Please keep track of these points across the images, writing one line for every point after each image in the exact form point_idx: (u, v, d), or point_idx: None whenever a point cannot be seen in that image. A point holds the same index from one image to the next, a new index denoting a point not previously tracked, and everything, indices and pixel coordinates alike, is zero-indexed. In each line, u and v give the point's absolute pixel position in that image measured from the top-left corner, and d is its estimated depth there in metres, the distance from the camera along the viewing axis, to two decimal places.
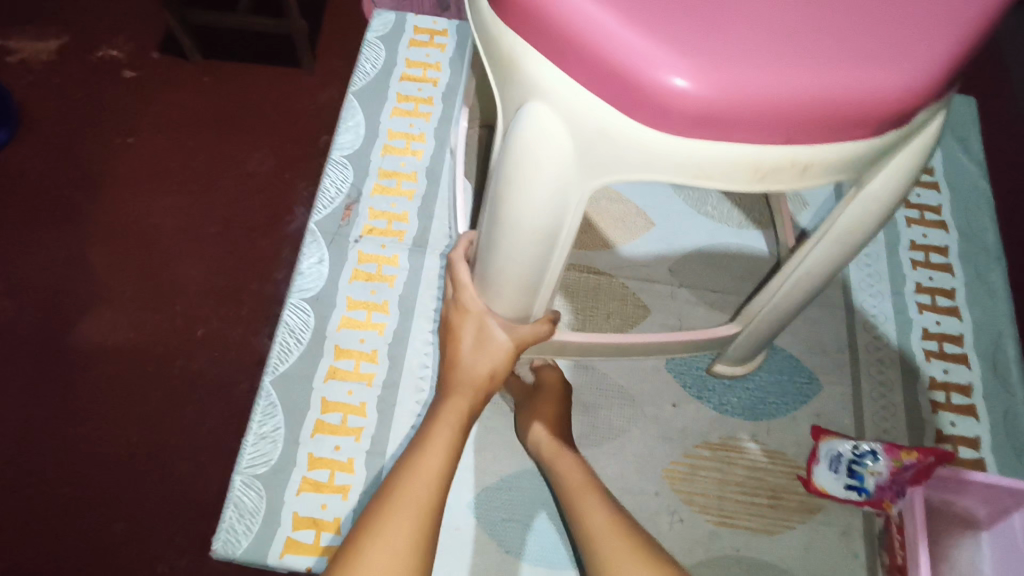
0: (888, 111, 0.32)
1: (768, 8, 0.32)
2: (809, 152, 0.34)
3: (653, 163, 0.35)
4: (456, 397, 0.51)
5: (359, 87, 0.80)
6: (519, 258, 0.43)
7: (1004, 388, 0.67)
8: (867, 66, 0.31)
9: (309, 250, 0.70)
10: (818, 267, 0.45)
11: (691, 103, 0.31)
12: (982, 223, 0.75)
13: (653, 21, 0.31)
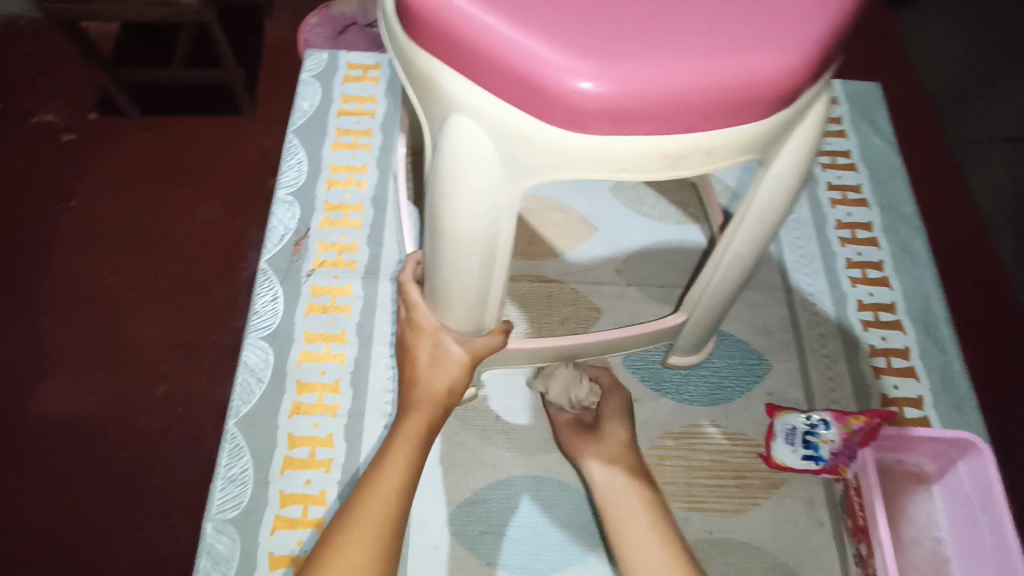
0: (776, 91, 0.35)
1: (657, 10, 0.35)
2: (712, 135, 0.36)
3: (573, 161, 0.37)
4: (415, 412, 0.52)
5: (298, 125, 0.81)
6: (464, 269, 0.45)
7: (938, 348, 0.71)
8: (751, 49, 0.34)
9: (261, 290, 0.70)
10: (744, 247, 0.48)
11: (597, 103, 0.34)
12: (899, 196, 0.80)
13: (555, 32, 0.34)
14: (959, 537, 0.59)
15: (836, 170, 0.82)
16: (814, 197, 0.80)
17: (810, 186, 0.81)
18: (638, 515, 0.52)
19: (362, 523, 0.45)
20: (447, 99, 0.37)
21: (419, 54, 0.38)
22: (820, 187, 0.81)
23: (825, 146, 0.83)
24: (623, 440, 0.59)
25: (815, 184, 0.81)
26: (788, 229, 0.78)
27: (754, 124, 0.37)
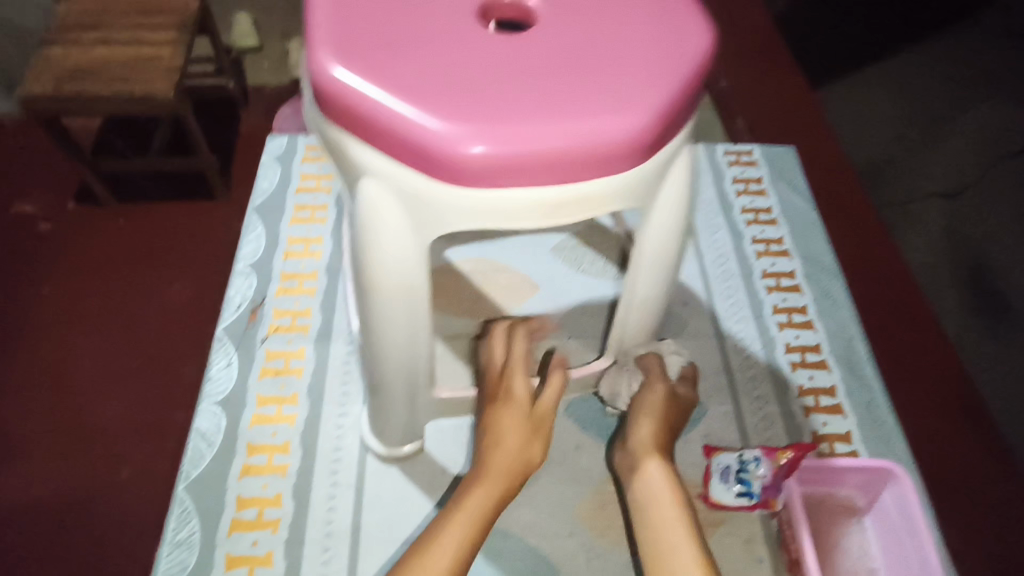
0: (634, 147, 0.41)
1: (528, 83, 0.40)
2: (588, 184, 0.42)
3: (470, 214, 0.42)
4: (491, 483, 0.56)
5: (258, 203, 0.87)
6: (390, 320, 0.49)
7: (863, 385, 0.75)
8: (609, 113, 0.40)
9: (216, 356, 0.73)
10: (646, 289, 0.53)
11: (480, 162, 0.39)
12: (818, 246, 0.87)
13: (440, 104, 0.39)
14: (891, 566, 0.62)
15: (759, 225, 0.88)
16: (740, 250, 0.86)
17: (736, 240, 0.87)
18: (666, 528, 0.54)
19: None
20: (357, 165, 0.42)
21: (332, 129, 0.43)
22: (745, 241, 0.87)
23: (748, 203, 0.90)
24: (656, 441, 0.59)
25: (740, 239, 0.87)
26: (718, 281, 0.83)
27: (625, 175, 0.43)
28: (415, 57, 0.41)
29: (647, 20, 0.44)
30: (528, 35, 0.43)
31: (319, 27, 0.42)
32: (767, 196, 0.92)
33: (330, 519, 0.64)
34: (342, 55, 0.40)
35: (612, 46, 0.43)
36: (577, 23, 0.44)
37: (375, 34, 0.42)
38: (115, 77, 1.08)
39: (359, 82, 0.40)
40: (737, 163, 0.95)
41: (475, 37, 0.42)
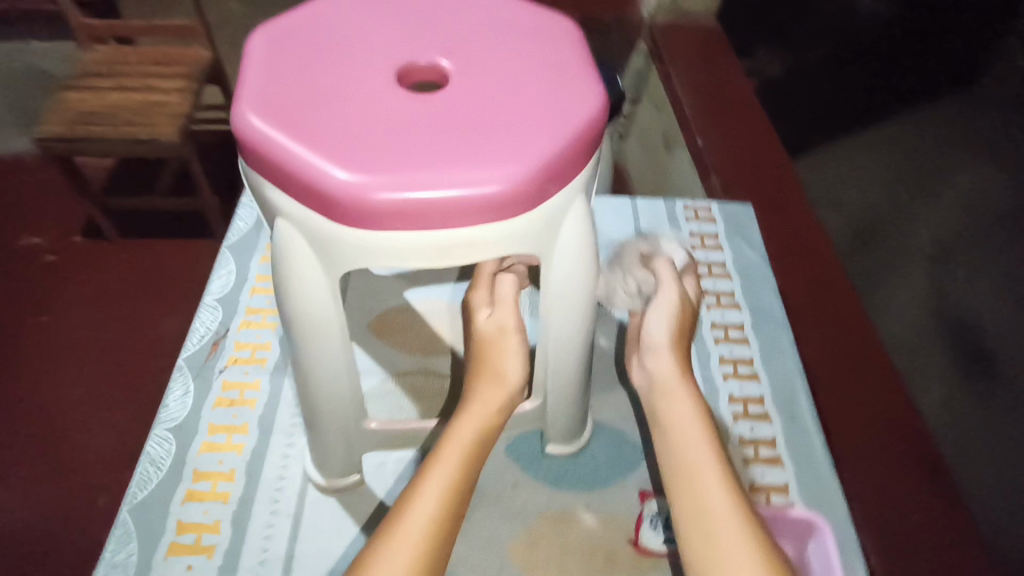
0: (507, 197, 0.46)
1: (419, 140, 0.47)
2: (473, 231, 0.47)
3: (372, 254, 0.47)
4: (467, 416, 0.59)
5: (232, 242, 0.91)
6: (313, 352, 0.53)
7: (803, 437, 0.76)
8: (485, 167, 0.46)
9: (174, 385, 0.76)
10: (560, 333, 0.58)
11: (367, 204, 0.45)
12: (768, 299, 0.90)
13: (339, 155, 0.46)
14: None
15: (711, 278, 0.92)
16: None
17: None
18: (684, 431, 0.60)
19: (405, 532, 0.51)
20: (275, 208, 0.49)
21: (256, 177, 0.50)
22: None
23: (702, 257, 0.94)
24: (676, 339, 0.68)
25: None
26: None
27: (508, 222, 0.48)
28: (326, 116, 0.48)
29: (535, 91, 0.51)
30: (427, 99, 0.50)
31: (250, 89, 0.50)
32: (721, 250, 0.95)
33: (264, 547, 0.65)
34: (263, 111, 0.48)
35: (499, 111, 0.49)
36: (472, 91, 0.51)
37: (295, 96, 0.49)
38: (123, 119, 1.44)
39: (273, 134, 0.47)
40: (695, 218, 0.99)
41: (381, 100, 0.49)
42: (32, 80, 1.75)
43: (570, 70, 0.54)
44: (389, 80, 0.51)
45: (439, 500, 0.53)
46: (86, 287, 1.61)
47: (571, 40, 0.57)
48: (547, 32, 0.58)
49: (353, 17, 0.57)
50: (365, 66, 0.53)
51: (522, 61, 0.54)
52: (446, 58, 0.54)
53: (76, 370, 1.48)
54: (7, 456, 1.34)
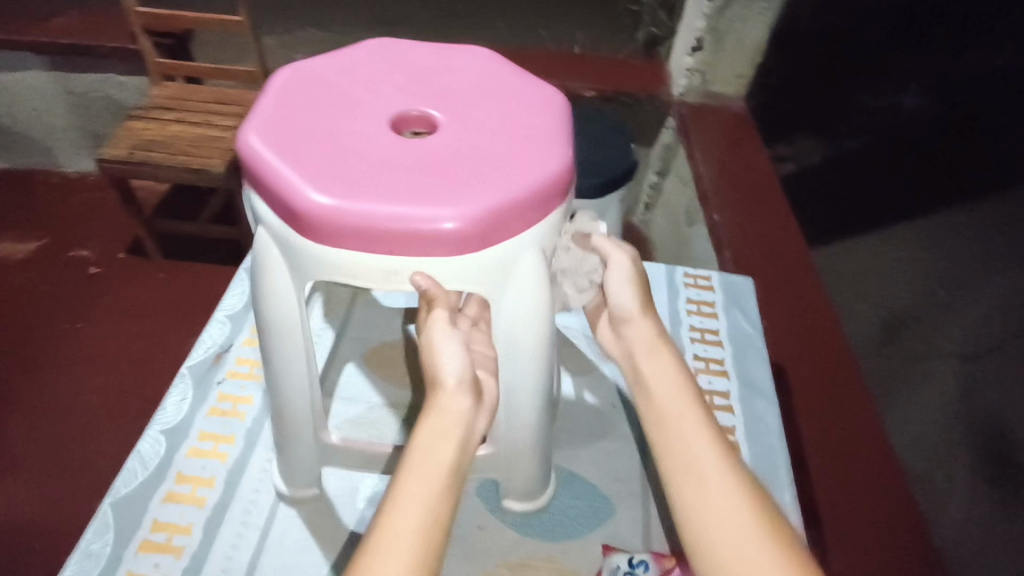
0: (442, 238, 0.53)
1: (384, 175, 0.55)
2: (416, 261, 0.55)
3: (330, 267, 0.55)
4: (438, 440, 0.52)
5: (250, 264, 0.97)
6: (283, 353, 0.61)
7: (777, 512, 0.76)
8: (428, 211, 0.53)
9: (174, 390, 0.81)
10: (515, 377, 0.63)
11: (323, 223, 0.53)
12: (758, 371, 0.90)
13: (312, 177, 0.54)
14: None
15: (702, 343, 0.93)
16: None
17: None
18: (677, 409, 0.57)
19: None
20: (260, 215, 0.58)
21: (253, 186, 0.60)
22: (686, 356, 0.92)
23: (697, 323, 0.96)
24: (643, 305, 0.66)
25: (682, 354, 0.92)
26: None
27: (448, 258, 0.55)
28: (315, 144, 0.56)
29: (501, 151, 0.58)
30: (405, 143, 0.58)
31: (262, 110, 0.59)
32: (716, 318, 0.97)
33: (229, 555, 0.67)
34: (265, 130, 0.57)
35: (459, 164, 0.56)
36: (445, 141, 0.58)
37: (297, 123, 0.58)
38: (180, 149, 1.57)
39: (267, 152, 0.55)
40: (694, 285, 1.01)
41: (364, 140, 0.57)
42: (107, 108, 1.89)
43: (545, 135, 0.60)
44: (379, 124, 0.59)
45: (410, 552, 0.46)
46: (121, 300, 1.71)
47: (558, 110, 0.63)
48: (538, 99, 0.63)
49: (372, 64, 0.66)
50: (364, 107, 0.60)
51: (504, 121, 0.61)
52: (436, 107, 0.61)
53: (99, 377, 1.56)
54: (22, 451, 1.42)
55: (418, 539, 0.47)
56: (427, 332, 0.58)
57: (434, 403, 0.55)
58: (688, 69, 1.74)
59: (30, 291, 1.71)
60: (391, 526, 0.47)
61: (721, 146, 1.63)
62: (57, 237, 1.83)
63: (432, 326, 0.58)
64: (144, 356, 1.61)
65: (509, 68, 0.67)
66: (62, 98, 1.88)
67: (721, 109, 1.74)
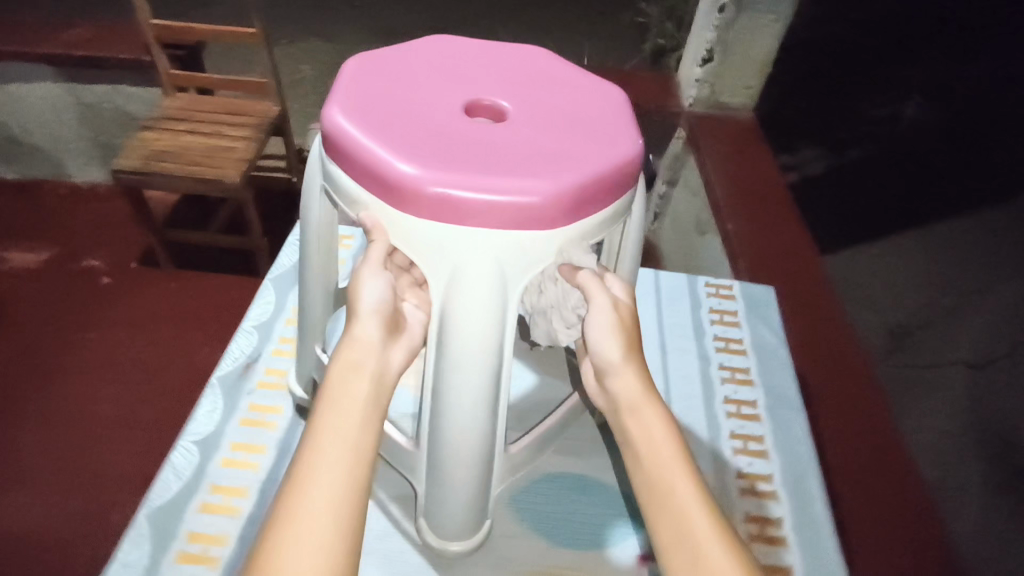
0: (398, 188, 0.60)
1: (404, 128, 0.63)
2: (380, 204, 0.62)
3: (336, 186, 0.66)
4: (353, 381, 0.54)
5: (275, 274, 0.97)
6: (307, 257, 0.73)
7: (810, 523, 0.76)
8: (402, 163, 0.60)
9: (205, 401, 0.81)
10: (461, 384, 0.63)
11: (337, 138, 0.63)
12: (783, 380, 0.91)
13: (357, 109, 0.65)
14: None
15: (726, 352, 0.94)
16: (706, 372, 0.91)
17: (703, 364, 0.92)
18: (651, 448, 0.55)
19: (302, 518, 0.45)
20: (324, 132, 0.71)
21: None
22: (712, 365, 0.92)
23: (720, 332, 0.97)
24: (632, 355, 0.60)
25: (707, 362, 0.92)
26: (679, 400, 0.87)
27: (415, 217, 0.61)
28: (386, 93, 0.67)
29: (519, 156, 0.62)
30: (451, 120, 0.65)
31: (374, 57, 0.73)
32: (739, 327, 0.98)
33: None
34: (361, 69, 0.70)
35: (472, 149, 0.62)
36: (492, 129, 0.65)
37: (398, 85, 0.69)
38: (192, 159, 1.57)
39: (348, 79, 0.69)
40: (715, 295, 1.03)
41: (424, 116, 0.65)
42: (117, 119, 1.87)
43: (561, 159, 0.62)
44: (454, 108, 0.67)
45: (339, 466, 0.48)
46: (133, 310, 1.71)
47: (608, 152, 0.64)
48: (604, 139, 0.66)
49: (510, 68, 0.75)
50: (454, 95, 0.69)
51: (549, 131, 0.66)
52: (512, 105, 0.69)
53: (111, 386, 1.55)
54: (37, 462, 1.41)
55: (351, 456, 0.49)
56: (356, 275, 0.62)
57: (347, 338, 0.58)
58: (697, 80, 1.72)
59: (42, 301, 1.71)
60: (313, 469, 0.48)
61: (734, 156, 1.64)
62: (67, 248, 1.83)
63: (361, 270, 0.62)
64: (156, 366, 1.60)
65: (617, 110, 0.71)
66: (73, 108, 1.85)
67: (729, 119, 1.76)
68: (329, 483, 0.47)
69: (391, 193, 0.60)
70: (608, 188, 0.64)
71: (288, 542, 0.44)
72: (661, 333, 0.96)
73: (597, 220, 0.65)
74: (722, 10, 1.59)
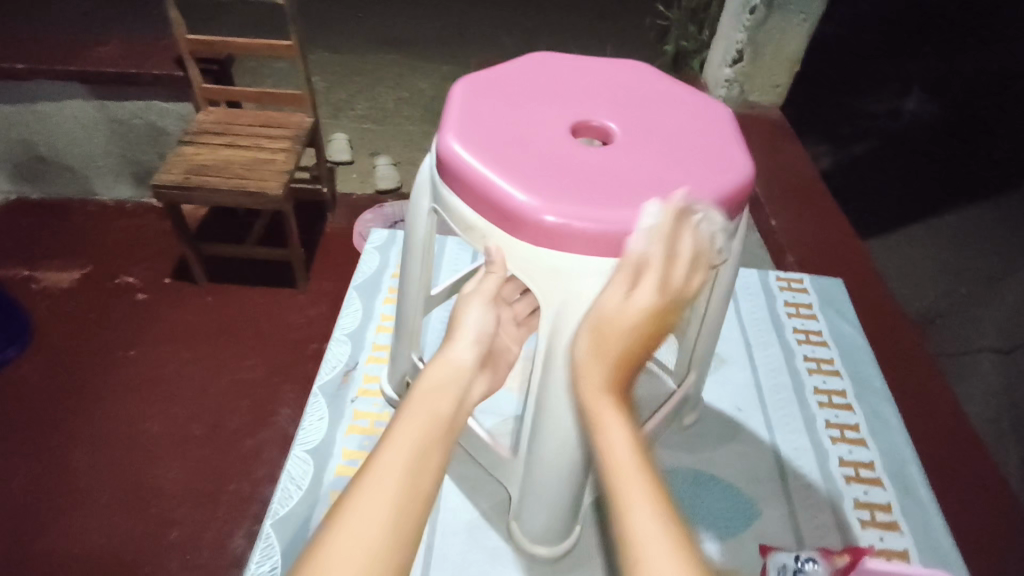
0: (515, 218, 0.54)
1: (520, 149, 0.57)
2: (494, 230, 0.57)
3: (441, 203, 0.61)
4: (437, 398, 0.53)
5: (359, 283, 1.01)
6: (411, 274, 0.70)
7: (918, 506, 0.79)
8: (517, 190, 0.54)
9: (311, 411, 0.84)
10: (564, 417, 0.59)
11: (445, 156, 0.57)
12: (868, 370, 0.95)
13: (469, 125, 0.59)
14: None
15: (810, 345, 0.98)
16: (794, 364, 0.95)
17: (789, 357, 0.96)
18: (611, 466, 0.44)
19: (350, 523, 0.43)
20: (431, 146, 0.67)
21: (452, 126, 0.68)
22: (797, 357, 0.96)
23: (799, 325, 1.01)
24: (615, 379, 0.50)
25: (793, 355, 0.96)
26: (772, 392, 0.91)
27: (528, 246, 0.55)
28: (499, 110, 0.61)
29: (639, 183, 0.55)
30: (570, 141, 0.58)
31: (486, 70, 0.66)
32: (818, 320, 1.02)
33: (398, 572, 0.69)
34: (474, 83, 0.64)
35: (589, 175, 0.55)
36: (607, 151, 0.58)
37: (504, 101, 0.62)
38: (233, 172, 1.55)
39: (460, 92, 0.63)
40: (788, 288, 1.07)
41: (533, 135, 0.58)
42: (147, 135, 1.85)
43: (691, 190, 0.56)
44: (564, 127, 0.60)
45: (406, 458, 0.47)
46: (170, 324, 1.66)
47: (725, 179, 0.58)
48: (719, 164, 0.59)
49: (612, 82, 0.68)
50: (561, 111, 0.62)
51: (677, 155, 0.59)
52: (625, 121, 0.62)
53: (158, 404, 1.49)
54: (88, 483, 1.35)
55: (411, 473, 0.46)
56: (466, 299, 0.64)
57: (441, 356, 0.59)
58: (727, 81, 1.71)
59: (77, 319, 1.66)
60: (378, 475, 0.46)
61: (767, 153, 1.65)
62: (99, 265, 1.79)
63: (469, 298, 0.64)
64: (201, 379, 1.54)
65: (730, 131, 0.63)
66: (104, 125, 1.83)
67: (760, 116, 1.77)
68: (393, 477, 0.46)
69: (504, 220, 0.55)
70: (722, 219, 0.57)
71: (334, 546, 0.42)
72: (744, 328, 0.99)
73: (712, 246, 0.59)
74: (753, 12, 1.55)
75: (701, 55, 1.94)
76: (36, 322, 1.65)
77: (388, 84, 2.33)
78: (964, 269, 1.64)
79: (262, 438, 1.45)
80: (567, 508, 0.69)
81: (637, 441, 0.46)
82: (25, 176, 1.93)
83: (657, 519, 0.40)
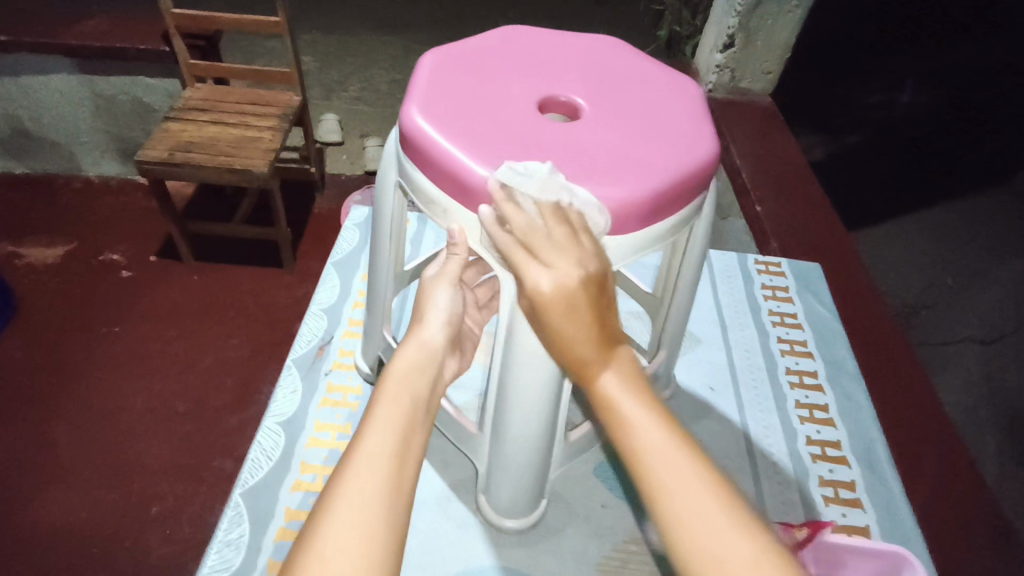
0: (476, 193, 0.54)
1: (485, 124, 0.57)
2: (455, 205, 0.57)
3: (405, 176, 0.61)
4: (415, 381, 0.54)
5: (337, 259, 1.01)
6: (381, 252, 0.70)
7: (883, 486, 0.81)
8: (479, 165, 0.54)
9: (285, 383, 0.85)
10: (530, 391, 0.60)
11: (410, 129, 0.57)
12: (840, 353, 0.96)
13: (435, 99, 0.59)
14: None
15: (784, 328, 0.99)
16: (770, 346, 0.96)
17: (763, 338, 0.97)
18: (605, 406, 0.49)
19: (344, 511, 0.44)
20: None
21: None
22: (771, 338, 0.97)
23: (775, 307, 1.02)
24: (584, 349, 0.51)
25: (767, 337, 0.97)
26: (744, 372, 0.92)
27: None
28: (466, 84, 0.61)
29: (601, 159, 0.55)
30: (535, 116, 0.58)
31: (458, 44, 0.66)
32: (793, 303, 1.03)
33: None
34: (443, 56, 0.64)
35: (551, 148, 0.55)
36: (572, 127, 0.58)
37: (471, 74, 0.62)
38: (217, 149, 1.54)
39: (427, 65, 0.63)
40: (766, 272, 1.08)
41: (498, 109, 0.58)
42: (134, 111, 1.84)
43: (653, 168, 0.56)
44: (530, 101, 0.60)
45: (393, 445, 0.48)
46: (152, 302, 1.66)
47: (688, 156, 0.58)
48: (683, 141, 0.59)
49: (582, 57, 0.68)
50: (527, 85, 0.62)
51: (643, 131, 0.59)
52: (592, 97, 0.62)
53: (141, 381, 1.49)
54: (70, 457, 1.35)
55: (396, 455, 0.48)
56: (431, 281, 0.64)
57: (414, 337, 0.60)
58: (718, 66, 1.68)
59: (61, 296, 1.65)
60: (363, 460, 0.47)
61: (757, 140, 1.65)
62: (83, 242, 1.78)
63: (435, 279, 0.64)
64: (185, 356, 1.54)
65: (698, 106, 0.64)
66: (89, 101, 1.81)
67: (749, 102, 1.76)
68: (382, 463, 0.47)
69: (465, 195, 0.55)
70: (682, 195, 0.58)
71: (326, 536, 0.42)
72: (718, 308, 1.01)
73: (675, 222, 0.60)
74: None
75: (694, 40, 1.93)
76: (19, 299, 1.64)
77: (381, 66, 2.31)
78: (949, 261, 1.68)
79: (246, 415, 1.46)
80: (534, 483, 0.69)
81: (630, 376, 0.50)
82: (9, 150, 1.92)
83: (658, 434, 0.46)
